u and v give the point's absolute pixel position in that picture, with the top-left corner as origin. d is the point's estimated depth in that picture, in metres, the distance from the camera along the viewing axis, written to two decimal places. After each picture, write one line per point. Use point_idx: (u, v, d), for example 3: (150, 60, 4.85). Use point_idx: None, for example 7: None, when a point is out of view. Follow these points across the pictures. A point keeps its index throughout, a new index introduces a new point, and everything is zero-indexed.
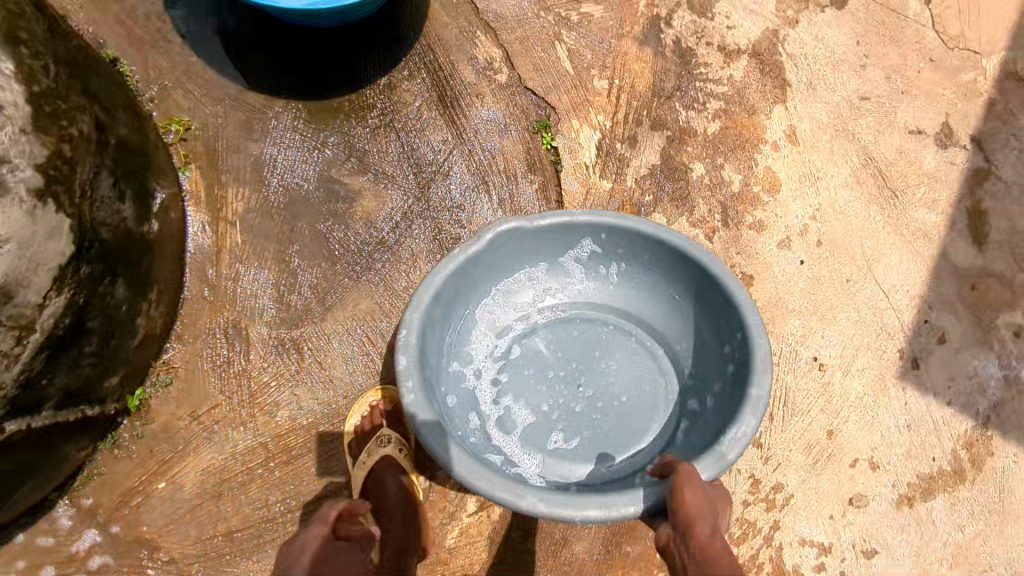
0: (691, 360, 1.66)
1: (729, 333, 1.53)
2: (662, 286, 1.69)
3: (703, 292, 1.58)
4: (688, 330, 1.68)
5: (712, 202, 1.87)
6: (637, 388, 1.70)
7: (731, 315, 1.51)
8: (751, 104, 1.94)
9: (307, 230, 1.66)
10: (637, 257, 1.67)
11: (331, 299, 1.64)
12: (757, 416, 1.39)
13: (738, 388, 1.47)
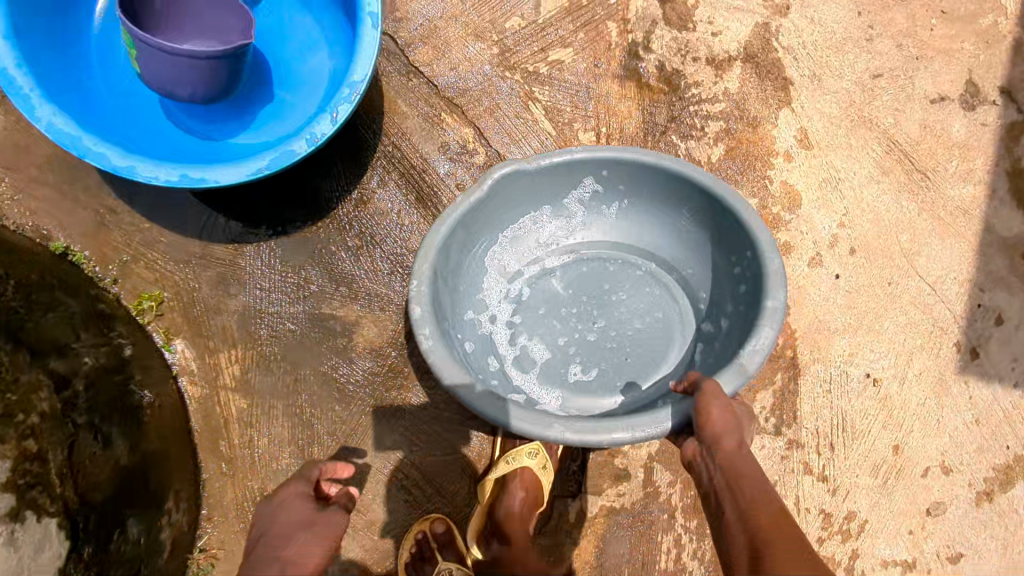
0: (704, 284, 1.55)
1: (739, 253, 1.42)
2: (668, 215, 1.55)
3: (712, 215, 1.45)
4: (696, 254, 1.55)
5: None
6: (651, 316, 1.59)
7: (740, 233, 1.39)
8: (753, 115, 1.75)
9: (312, 376, 1.55)
10: (641, 187, 1.53)
11: (354, 442, 1.54)
12: (775, 328, 1.29)
13: (751, 304, 1.36)
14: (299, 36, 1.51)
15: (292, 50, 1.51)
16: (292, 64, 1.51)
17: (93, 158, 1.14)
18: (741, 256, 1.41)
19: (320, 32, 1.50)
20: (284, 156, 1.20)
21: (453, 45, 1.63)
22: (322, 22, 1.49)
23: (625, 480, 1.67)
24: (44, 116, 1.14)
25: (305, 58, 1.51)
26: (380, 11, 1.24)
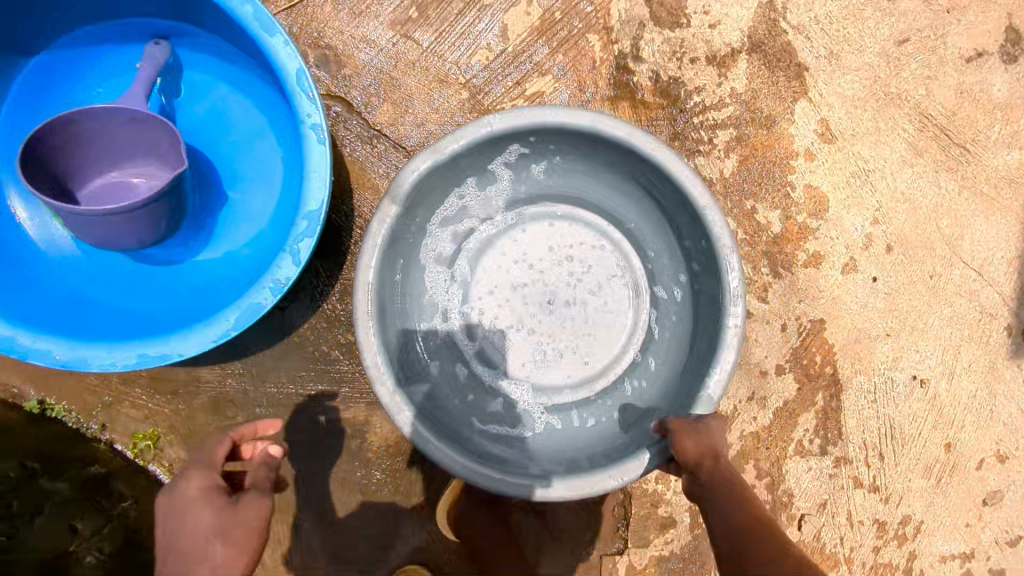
0: (647, 240, 1.61)
1: (688, 231, 1.42)
2: (608, 178, 1.51)
3: (657, 185, 1.41)
4: (638, 212, 1.57)
5: (753, 255, 1.56)
6: (596, 274, 1.70)
7: (689, 217, 1.38)
8: (766, 114, 1.54)
9: (333, 481, 1.49)
10: (575, 153, 1.46)
11: (388, 537, 1.51)
12: (736, 349, 1.30)
13: (716, 291, 1.37)
14: (238, 124, 1.30)
15: (234, 140, 1.30)
16: (238, 157, 1.30)
17: (35, 357, 1.01)
18: (696, 233, 1.40)
19: (262, 116, 1.29)
20: (250, 311, 1.05)
21: (417, 98, 1.42)
22: (260, 104, 1.28)
23: (672, 527, 1.61)
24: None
25: (250, 147, 1.30)
26: (323, 117, 1.04)
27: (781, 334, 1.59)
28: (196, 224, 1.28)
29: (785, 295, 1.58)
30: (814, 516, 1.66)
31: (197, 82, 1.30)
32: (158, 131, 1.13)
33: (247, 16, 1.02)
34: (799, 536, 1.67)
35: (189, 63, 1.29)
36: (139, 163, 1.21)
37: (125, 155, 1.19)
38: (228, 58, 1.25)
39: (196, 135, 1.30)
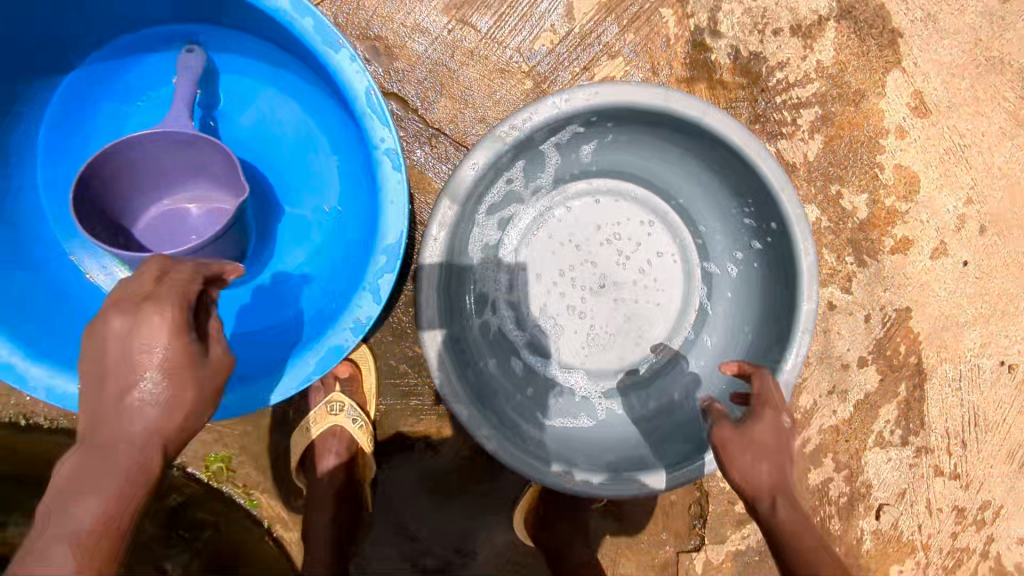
0: (699, 218, 1.36)
1: (760, 217, 1.23)
2: (672, 153, 1.26)
3: (732, 163, 1.18)
4: (697, 190, 1.32)
5: (838, 243, 1.46)
6: (656, 257, 1.39)
7: (766, 203, 1.18)
8: (855, 89, 1.40)
9: (406, 492, 1.46)
10: (638, 125, 1.20)
11: (464, 545, 1.49)
12: (808, 336, 1.18)
13: (778, 277, 1.23)
14: (291, 133, 1.19)
15: (288, 151, 1.19)
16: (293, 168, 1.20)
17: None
18: (766, 217, 1.21)
19: (314, 123, 1.17)
20: (332, 354, 0.98)
21: (477, 91, 1.30)
22: (312, 110, 1.15)
23: (748, 521, 1.59)
24: (40, 383, 0.94)
25: (304, 157, 1.19)
26: (397, 140, 0.93)
27: (864, 325, 1.50)
28: (257, 252, 1.18)
29: (870, 284, 1.49)
30: (892, 506, 1.62)
31: (246, 90, 1.19)
32: (210, 155, 1.03)
33: (306, 30, 0.91)
34: (876, 525, 1.63)
35: (236, 69, 1.18)
36: (191, 187, 1.12)
37: (175, 180, 1.10)
38: (275, 62, 1.12)
39: (250, 148, 1.20)
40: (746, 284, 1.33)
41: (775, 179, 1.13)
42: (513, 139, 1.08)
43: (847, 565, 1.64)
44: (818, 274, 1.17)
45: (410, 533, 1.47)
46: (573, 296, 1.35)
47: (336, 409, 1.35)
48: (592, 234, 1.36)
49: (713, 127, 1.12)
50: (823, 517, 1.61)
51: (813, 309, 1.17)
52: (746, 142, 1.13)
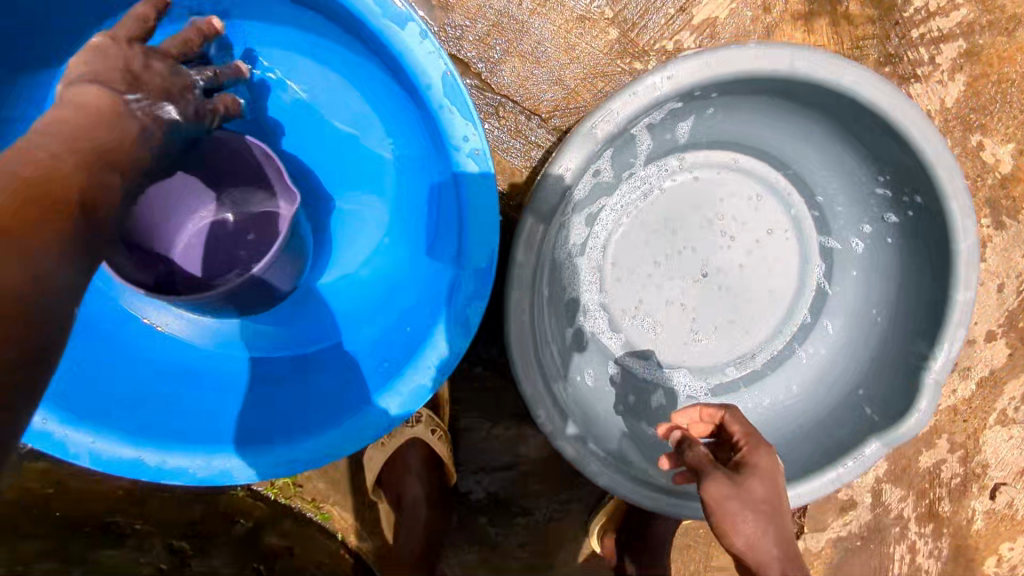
0: (815, 185, 1.16)
1: (900, 188, 1.01)
2: (790, 118, 1.03)
3: (873, 130, 0.96)
4: (815, 155, 1.10)
5: (975, 203, 1.24)
6: (767, 236, 1.19)
7: (915, 175, 0.97)
8: (1005, 16, 1.16)
9: (487, 498, 1.34)
10: (754, 95, 0.98)
11: (550, 549, 1.37)
12: (965, 327, 0.99)
13: (922, 259, 1.03)
14: (338, 115, 0.98)
15: (335, 136, 0.99)
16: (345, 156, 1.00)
17: (174, 477, 0.82)
18: (909, 189, 1.00)
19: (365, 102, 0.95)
20: (416, 397, 0.82)
21: (551, 47, 1.07)
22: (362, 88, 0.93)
23: (851, 508, 1.47)
24: (82, 449, 0.80)
25: (356, 144, 0.98)
26: (484, 139, 0.73)
27: (997, 296, 1.31)
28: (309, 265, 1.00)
29: (1007, 248, 1.28)
30: (1009, 485, 1.49)
31: (281, 61, 0.96)
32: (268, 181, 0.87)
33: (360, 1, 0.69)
34: (990, 505, 1.51)
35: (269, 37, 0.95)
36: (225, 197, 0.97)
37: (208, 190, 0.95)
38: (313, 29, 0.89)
39: (292, 130, 1.01)
40: (875, 262, 1.13)
41: (930, 148, 0.92)
42: (604, 133, 0.87)
43: (955, 545, 1.53)
44: (978, 256, 0.97)
45: (492, 540, 1.36)
46: (672, 289, 1.17)
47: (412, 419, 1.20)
48: (694, 217, 1.17)
49: (853, 92, 0.91)
50: (932, 500, 1.48)
51: (970, 298, 0.98)
52: (894, 106, 0.91)
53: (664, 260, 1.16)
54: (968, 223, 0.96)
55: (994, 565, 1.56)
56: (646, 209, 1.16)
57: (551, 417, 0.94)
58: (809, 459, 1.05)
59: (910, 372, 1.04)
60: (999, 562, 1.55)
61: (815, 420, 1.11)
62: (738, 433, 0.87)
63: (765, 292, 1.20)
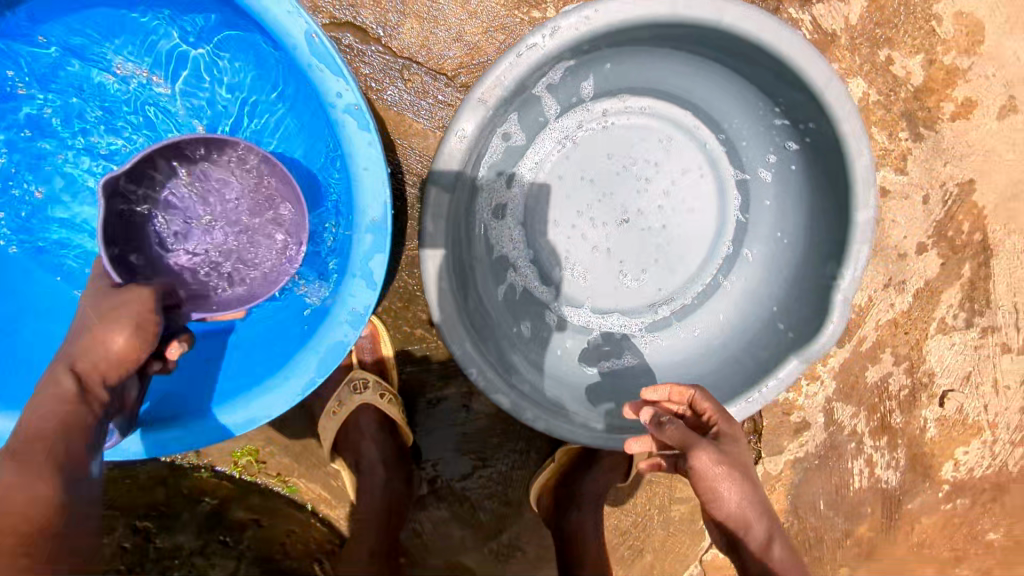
0: (722, 120, 1.18)
1: (796, 114, 1.05)
2: (684, 58, 1.06)
3: (763, 65, 0.99)
4: (718, 91, 1.12)
5: (893, 117, 1.27)
6: (684, 175, 1.22)
7: (806, 100, 1.00)
8: None
9: (448, 453, 1.39)
10: (646, 41, 0.99)
11: (516, 494, 1.43)
12: (868, 241, 1.04)
13: (824, 183, 1.08)
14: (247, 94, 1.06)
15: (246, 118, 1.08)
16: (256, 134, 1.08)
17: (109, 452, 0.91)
18: (803, 114, 1.04)
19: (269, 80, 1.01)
20: (335, 352, 0.86)
21: (447, 3, 1.08)
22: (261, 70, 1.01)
23: (806, 429, 1.52)
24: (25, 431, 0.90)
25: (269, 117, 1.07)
26: (357, 93, 0.74)
27: (922, 208, 1.35)
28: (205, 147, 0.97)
29: (928, 160, 1.31)
30: (957, 391, 1.53)
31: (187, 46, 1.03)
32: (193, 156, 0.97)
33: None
34: (940, 412, 1.55)
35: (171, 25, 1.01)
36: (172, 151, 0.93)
37: None
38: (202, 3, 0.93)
39: None
40: (785, 191, 1.17)
41: (814, 73, 0.95)
42: (494, 100, 0.91)
43: (910, 454, 1.59)
44: (874, 176, 1.01)
45: (459, 494, 1.41)
46: (596, 236, 1.21)
47: (359, 387, 1.23)
48: (610, 166, 1.19)
49: (736, 30, 0.93)
50: (883, 414, 1.53)
51: (871, 217, 1.02)
52: (777, 40, 0.94)
53: (581, 212, 1.20)
54: (862, 146, 1.00)
55: (951, 470, 1.61)
56: (562, 161, 1.18)
57: (483, 371, 1.02)
58: (734, 385, 1.13)
59: (823, 290, 1.09)
60: (955, 467, 1.62)
61: (742, 346, 1.19)
62: (709, 411, 0.95)
63: (685, 230, 1.23)
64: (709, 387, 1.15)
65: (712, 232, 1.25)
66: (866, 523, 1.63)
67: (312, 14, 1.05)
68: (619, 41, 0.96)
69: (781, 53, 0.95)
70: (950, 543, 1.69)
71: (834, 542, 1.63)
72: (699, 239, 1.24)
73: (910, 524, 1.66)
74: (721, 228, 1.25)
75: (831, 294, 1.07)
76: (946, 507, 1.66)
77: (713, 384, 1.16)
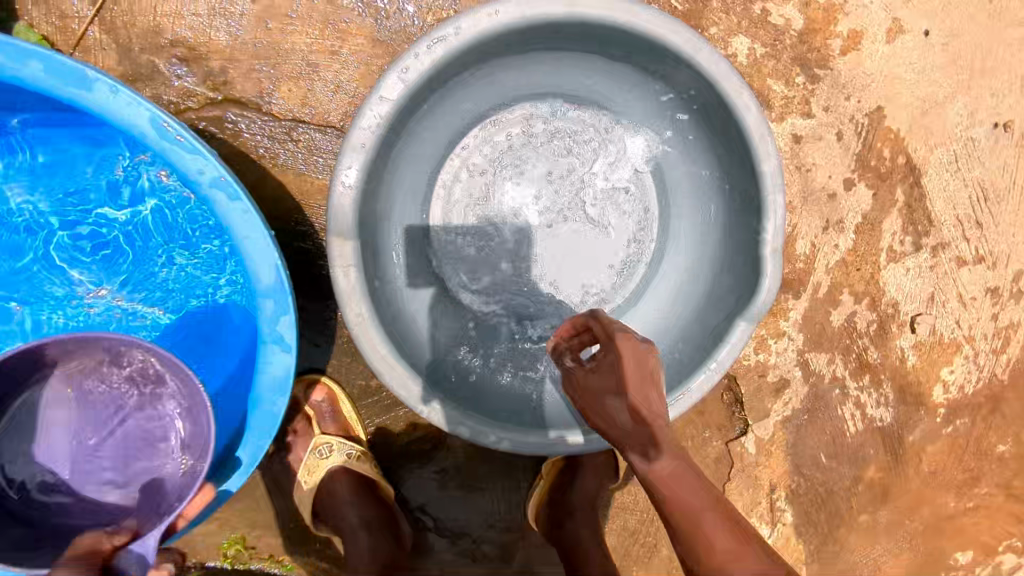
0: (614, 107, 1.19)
1: (677, 84, 1.05)
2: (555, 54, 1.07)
3: (629, 44, 1.00)
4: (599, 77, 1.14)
5: (784, 65, 1.32)
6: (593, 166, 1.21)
7: (681, 68, 1.00)
8: None
9: (436, 494, 1.38)
10: (512, 48, 1.01)
11: (516, 520, 1.40)
12: (781, 189, 1.02)
13: (725, 142, 1.07)
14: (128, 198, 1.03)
15: (132, 221, 1.05)
16: (147, 236, 1.05)
17: None
18: (684, 82, 1.04)
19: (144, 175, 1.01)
20: (268, 420, 0.85)
21: (316, 57, 1.08)
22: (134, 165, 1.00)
23: (786, 387, 1.50)
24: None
25: (154, 217, 1.03)
26: (219, 164, 0.75)
27: (839, 144, 1.37)
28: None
29: (830, 98, 1.35)
30: (926, 313, 1.52)
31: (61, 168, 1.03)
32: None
33: (37, 78, 0.71)
34: (915, 338, 1.54)
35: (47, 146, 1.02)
36: None
37: None
38: (55, 113, 0.93)
39: (94, 233, 1.06)
40: (693, 162, 1.16)
41: (678, 41, 0.96)
42: (371, 139, 0.91)
43: (897, 387, 1.57)
44: (768, 126, 1.00)
45: (458, 533, 1.39)
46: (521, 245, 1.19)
47: (326, 451, 1.22)
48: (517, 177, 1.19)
49: (590, 16, 0.94)
50: (859, 353, 1.52)
51: (776, 165, 1.01)
52: (631, 19, 0.94)
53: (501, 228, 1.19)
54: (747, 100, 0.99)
55: (942, 393, 1.59)
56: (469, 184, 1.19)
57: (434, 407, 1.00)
58: (690, 367, 1.10)
59: (751, 248, 1.07)
60: (946, 389, 1.59)
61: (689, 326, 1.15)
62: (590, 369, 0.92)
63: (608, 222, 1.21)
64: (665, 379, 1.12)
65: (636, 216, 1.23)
66: (871, 464, 1.60)
67: (187, 99, 1.05)
68: (481, 54, 0.97)
69: (639, 30, 0.96)
70: (962, 466, 1.66)
71: (844, 492, 1.60)
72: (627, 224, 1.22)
73: (916, 456, 1.63)
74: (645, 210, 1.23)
75: (760, 250, 1.04)
76: (948, 432, 1.63)
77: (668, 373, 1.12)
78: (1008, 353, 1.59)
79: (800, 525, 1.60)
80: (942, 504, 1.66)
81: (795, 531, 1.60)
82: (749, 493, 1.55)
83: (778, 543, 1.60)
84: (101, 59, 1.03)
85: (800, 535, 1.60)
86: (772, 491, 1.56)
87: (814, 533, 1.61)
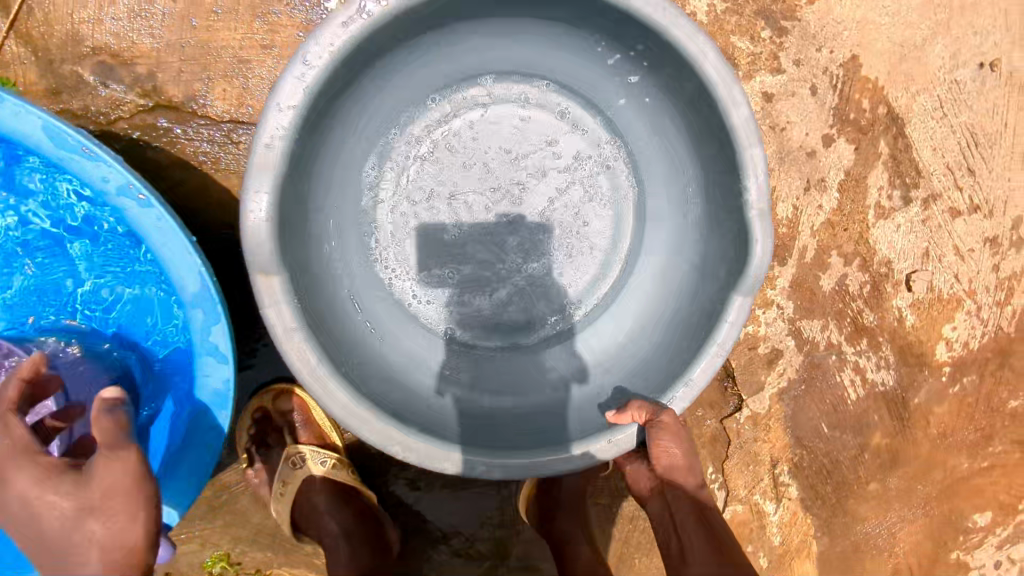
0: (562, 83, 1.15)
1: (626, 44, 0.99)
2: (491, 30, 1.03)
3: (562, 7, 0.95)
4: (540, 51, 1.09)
5: (749, 20, 1.25)
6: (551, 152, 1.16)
7: (621, 23, 0.94)
8: None
9: (424, 495, 1.34)
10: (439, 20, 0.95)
11: (508, 516, 1.36)
12: (756, 141, 0.93)
13: (688, 101, 0.99)
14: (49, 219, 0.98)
15: (64, 243, 1.00)
16: (79, 253, 1.00)
17: None
18: (629, 40, 0.98)
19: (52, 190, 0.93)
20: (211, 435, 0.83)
21: (247, 52, 1.03)
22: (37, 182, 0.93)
23: (780, 358, 1.44)
24: None
25: (80, 233, 0.98)
26: (124, 172, 0.71)
27: (814, 99, 1.30)
28: None
29: (801, 50, 1.28)
30: (922, 270, 1.45)
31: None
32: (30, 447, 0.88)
33: None
34: (912, 297, 1.47)
35: None
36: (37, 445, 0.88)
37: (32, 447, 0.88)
38: None
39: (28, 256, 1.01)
40: (656, 122, 1.09)
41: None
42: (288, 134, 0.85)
43: (897, 349, 1.50)
44: (732, 73, 0.91)
45: (449, 532, 1.36)
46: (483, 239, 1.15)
47: (299, 462, 1.19)
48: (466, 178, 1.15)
49: None
50: (854, 317, 1.45)
51: (747, 114, 0.92)
52: None
53: (466, 225, 1.14)
54: (704, 48, 0.91)
55: (946, 351, 1.52)
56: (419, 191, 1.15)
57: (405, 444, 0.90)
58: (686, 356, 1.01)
59: (734, 211, 0.98)
60: (950, 347, 1.52)
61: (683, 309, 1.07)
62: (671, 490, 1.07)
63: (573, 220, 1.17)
64: (657, 371, 1.04)
65: (603, 202, 1.18)
66: (876, 430, 1.54)
67: (117, 109, 1.01)
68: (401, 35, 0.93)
69: None
70: (973, 425, 1.59)
71: (849, 461, 1.55)
72: (592, 211, 1.17)
73: (924, 418, 1.56)
74: (611, 193, 1.18)
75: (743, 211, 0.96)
76: (955, 391, 1.56)
77: (663, 364, 1.04)
78: (1012, 303, 1.51)
79: (806, 499, 1.54)
80: (955, 466, 1.60)
81: (803, 505, 1.54)
82: (750, 471, 1.50)
83: (784, 518, 1.54)
84: (22, 74, 0.98)
85: (808, 509, 1.55)
86: (774, 466, 1.51)
87: (822, 505, 1.55)
